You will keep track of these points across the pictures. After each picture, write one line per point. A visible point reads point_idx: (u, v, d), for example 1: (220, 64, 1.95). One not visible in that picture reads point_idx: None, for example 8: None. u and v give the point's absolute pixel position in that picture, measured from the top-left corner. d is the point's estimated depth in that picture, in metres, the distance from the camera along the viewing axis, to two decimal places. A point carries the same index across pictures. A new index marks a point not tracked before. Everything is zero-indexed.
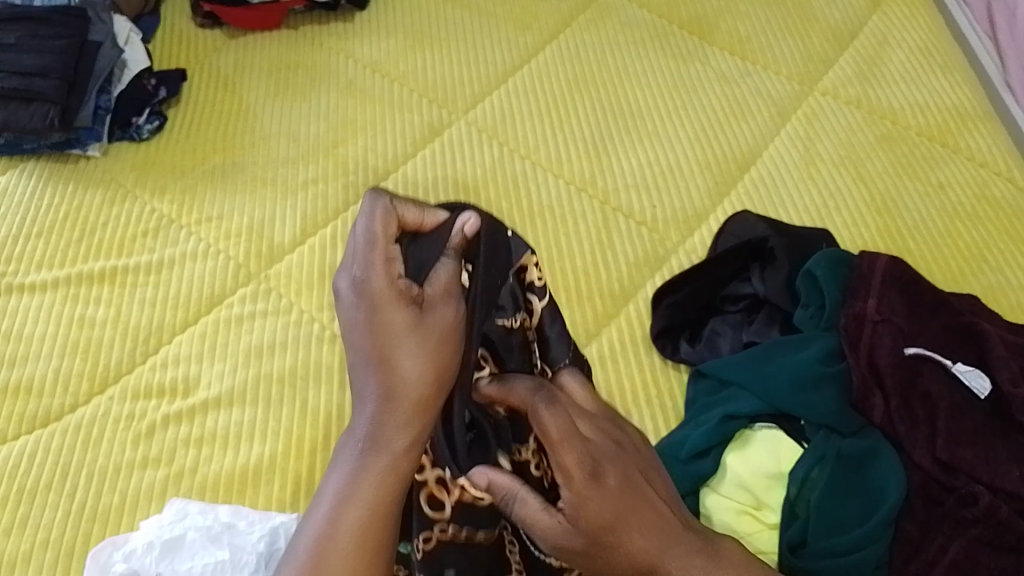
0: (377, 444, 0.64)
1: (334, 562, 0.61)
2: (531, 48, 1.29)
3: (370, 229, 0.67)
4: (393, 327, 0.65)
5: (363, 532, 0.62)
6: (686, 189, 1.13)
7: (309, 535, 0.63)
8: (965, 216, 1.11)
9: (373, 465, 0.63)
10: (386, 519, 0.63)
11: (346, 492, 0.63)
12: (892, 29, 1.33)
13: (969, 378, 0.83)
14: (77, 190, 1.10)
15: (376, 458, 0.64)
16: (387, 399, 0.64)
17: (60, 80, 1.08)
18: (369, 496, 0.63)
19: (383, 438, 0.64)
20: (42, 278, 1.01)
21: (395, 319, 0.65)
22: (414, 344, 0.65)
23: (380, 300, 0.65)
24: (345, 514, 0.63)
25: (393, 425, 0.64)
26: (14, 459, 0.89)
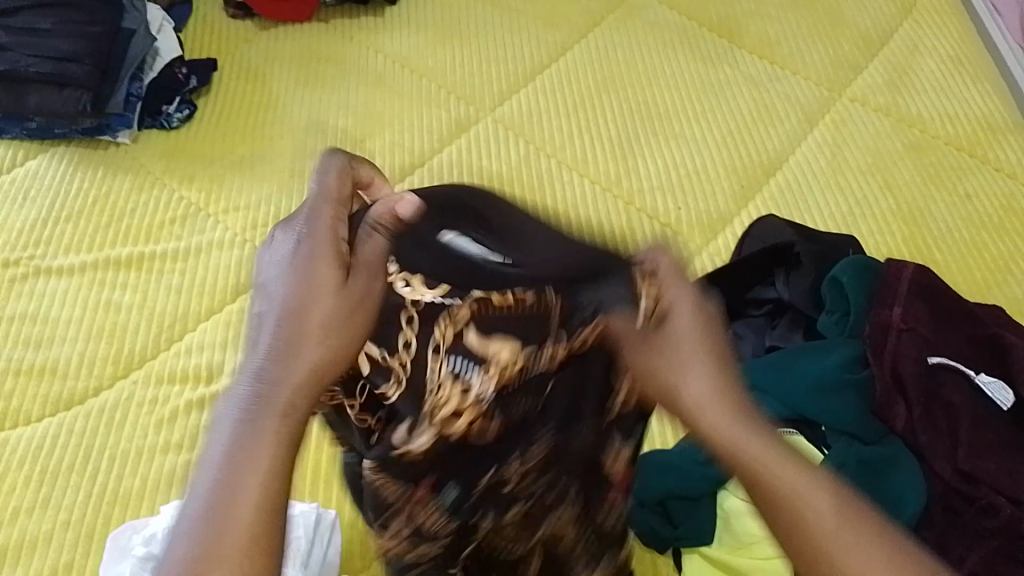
0: (271, 407, 0.50)
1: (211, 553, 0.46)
2: (559, 48, 1.29)
3: (323, 184, 0.56)
4: (313, 281, 0.52)
5: (250, 513, 0.47)
6: (711, 193, 1.13)
7: (182, 529, 0.47)
8: (992, 227, 1.10)
9: (260, 427, 0.49)
10: (275, 514, 0.48)
11: (227, 478, 0.48)
12: (923, 37, 1.32)
13: (992, 390, 0.82)
14: (106, 176, 1.12)
15: (267, 429, 0.49)
16: (283, 364, 0.51)
17: (93, 68, 1.10)
18: (253, 483, 0.48)
19: (275, 405, 0.50)
20: (69, 262, 1.03)
21: (323, 276, 0.53)
22: (335, 300, 0.52)
23: (310, 252, 0.53)
24: (224, 505, 0.47)
25: (290, 391, 0.50)
26: (38, 440, 0.90)
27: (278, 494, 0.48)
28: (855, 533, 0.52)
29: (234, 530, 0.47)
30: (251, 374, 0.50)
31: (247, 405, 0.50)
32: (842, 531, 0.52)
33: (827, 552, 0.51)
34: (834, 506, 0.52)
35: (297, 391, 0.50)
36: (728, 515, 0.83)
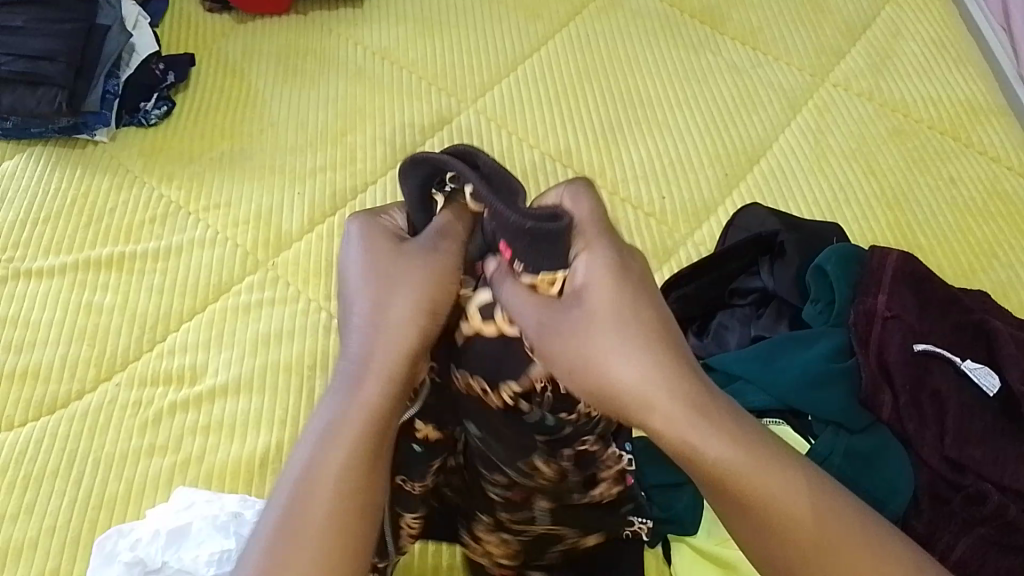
0: (351, 396, 0.63)
1: (309, 510, 0.61)
2: (541, 37, 1.28)
3: (381, 240, 0.69)
4: (401, 318, 0.65)
5: (340, 482, 0.62)
6: (697, 182, 1.12)
7: (280, 500, 0.62)
8: (976, 211, 1.10)
9: (351, 414, 0.63)
10: (353, 499, 0.62)
11: (308, 480, 0.62)
12: (906, 21, 1.31)
13: (979, 376, 0.82)
14: (85, 175, 1.10)
15: (345, 432, 0.63)
16: (371, 361, 0.64)
17: (67, 66, 1.09)
18: (334, 475, 0.62)
19: (357, 410, 0.63)
20: (50, 264, 1.01)
21: (410, 314, 0.65)
22: (407, 293, 0.66)
23: (384, 286, 0.66)
24: (314, 496, 0.61)
25: (366, 397, 0.63)
26: (21, 446, 0.89)
27: (366, 469, 0.63)
28: (826, 532, 0.57)
29: (327, 509, 0.61)
30: (350, 368, 0.64)
31: (350, 394, 0.64)
32: (817, 539, 0.57)
33: (800, 563, 0.57)
34: (806, 494, 0.57)
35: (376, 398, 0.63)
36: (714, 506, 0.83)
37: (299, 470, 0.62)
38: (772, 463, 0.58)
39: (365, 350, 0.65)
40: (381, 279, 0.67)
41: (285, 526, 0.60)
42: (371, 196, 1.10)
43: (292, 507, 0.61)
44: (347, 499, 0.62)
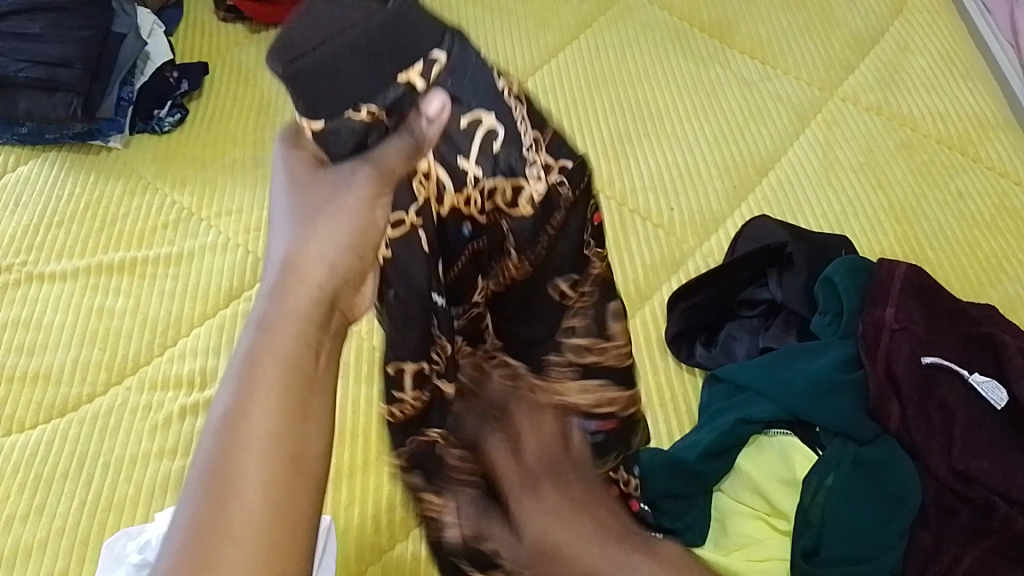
0: (259, 364, 0.50)
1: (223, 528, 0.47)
2: (551, 49, 1.29)
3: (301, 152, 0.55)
4: (317, 258, 0.52)
5: (268, 481, 0.48)
6: (705, 193, 1.13)
7: (179, 518, 0.48)
8: (984, 224, 1.11)
9: (260, 388, 0.49)
10: (280, 504, 0.48)
11: (220, 471, 0.48)
12: (914, 36, 1.32)
13: (986, 390, 0.82)
14: (98, 180, 1.11)
15: (268, 382, 0.50)
16: (282, 312, 0.51)
17: (82, 71, 1.10)
18: (255, 471, 0.48)
19: (277, 354, 0.50)
20: (63, 268, 1.02)
21: (340, 234, 0.52)
22: (333, 225, 0.53)
23: (311, 215, 0.53)
24: (229, 511, 0.47)
25: (288, 336, 0.51)
26: (32, 448, 0.89)
27: (287, 456, 0.49)
28: None
29: (252, 516, 0.47)
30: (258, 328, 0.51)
31: (252, 359, 0.50)
32: None
33: None
34: None
35: (299, 341, 0.51)
36: (723, 518, 0.84)
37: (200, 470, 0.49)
38: None
39: (284, 282, 0.52)
40: (306, 207, 0.53)
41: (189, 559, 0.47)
42: None
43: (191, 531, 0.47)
44: (274, 497, 0.48)
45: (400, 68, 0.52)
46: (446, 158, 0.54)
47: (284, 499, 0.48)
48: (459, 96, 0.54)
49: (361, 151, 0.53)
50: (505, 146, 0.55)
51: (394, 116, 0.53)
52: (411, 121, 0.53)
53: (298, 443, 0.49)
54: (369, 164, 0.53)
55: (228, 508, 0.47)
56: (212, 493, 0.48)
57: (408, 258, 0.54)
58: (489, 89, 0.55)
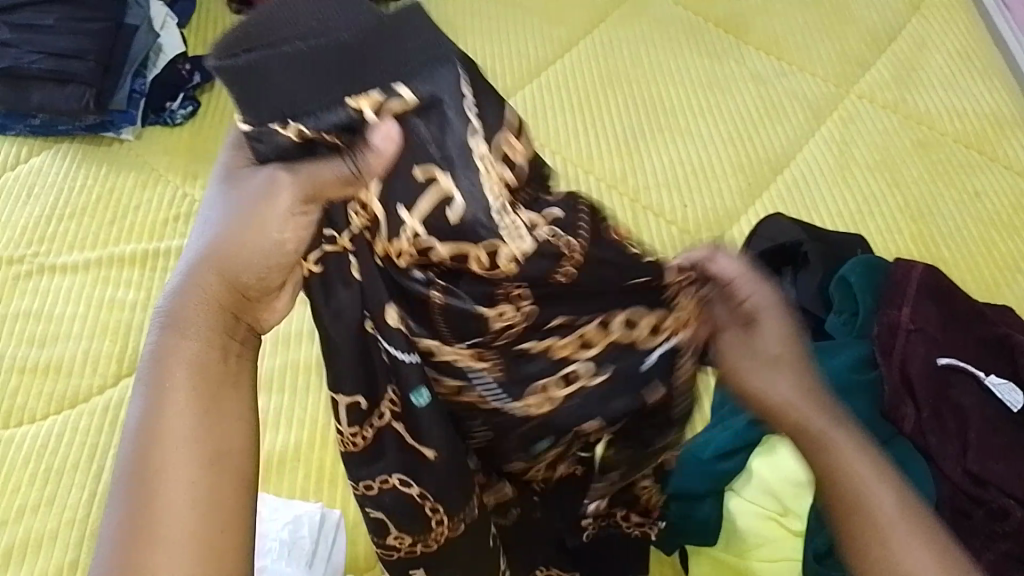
0: (165, 370, 0.46)
1: (154, 543, 0.43)
2: (565, 44, 1.29)
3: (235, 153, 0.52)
4: (238, 253, 0.49)
5: (195, 487, 0.44)
6: (718, 190, 1.12)
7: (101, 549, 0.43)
8: (1000, 224, 1.09)
9: (170, 394, 0.46)
10: (214, 507, 0.45)
11: (139, 485, 0.44)
12: (931, 33, 1.31)
13: (1002, 392, 0.81)
14: (110, 173, 1.11)
15: (178, 379, 0.46)
16: (186, 316, 0.48)
17: (96, 63, 1.10)
18: (180, 478, 0.44)
19: (185, 353, 0.47)
20: (74, 259, 1.02)
21: (261, 235, 0.49)
22: (255, 223, 0.49)
23: (236, 209, 0.49)
24: (152, 526, 0.43)
25: (194, 335, 0.48)
26: (42, 439, 0.90)
27: (213, 454, 0.46)
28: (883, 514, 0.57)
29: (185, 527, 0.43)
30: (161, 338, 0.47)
31: (155, 369, 0.47)
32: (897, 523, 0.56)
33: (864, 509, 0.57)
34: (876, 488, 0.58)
35: (210, 339, 0.48)
36: (735, 518, 0.82)
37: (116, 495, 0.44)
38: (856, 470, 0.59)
39: (194, 284, 0.48)
40: (227, 204, 0.50)
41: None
42: None
43: (113, 554, 0.43)
44: (206, 501, 0.44)
45: (348, 91, 0.48)
46: (397, 202, 0.50)
47: (211, 496, 0.45)
48: (420, 137, 0.49)
49: (285, 160, 0.50)
50: (469, 205, 0.49)
51: (349, 138, 0.49)
52: (363, 151, 0.49)
53: (222, 446, 0.46)
54: (291, 173, 0.49)
55: (151, 530, 0.43)
56: (133, 501, 0.43)
57: (338, 275, 0.53)
58: (458, 123, 0.49)
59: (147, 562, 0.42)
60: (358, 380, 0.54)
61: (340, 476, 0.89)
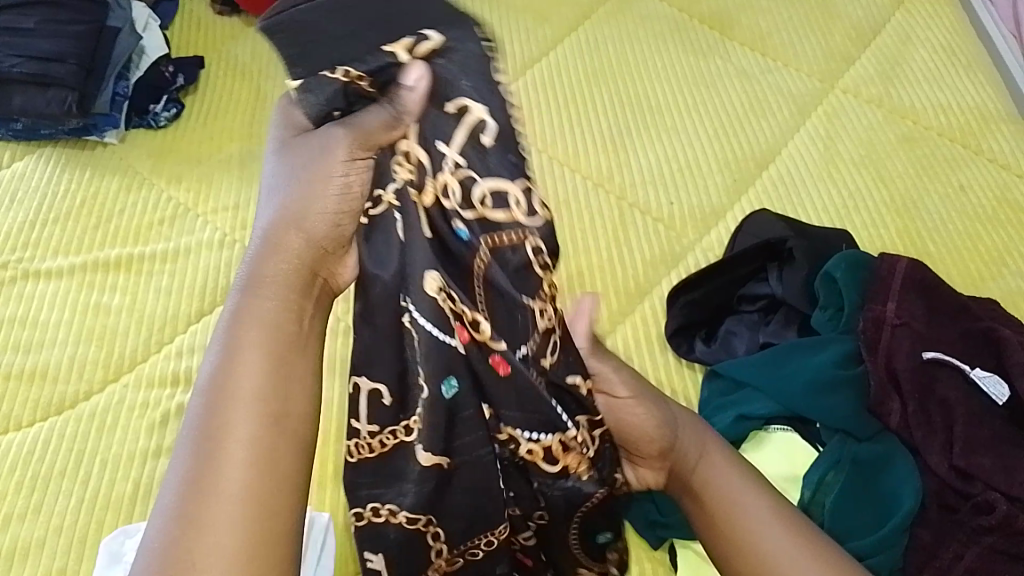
0: (244, 327, 0.54)
1: (215, 474, 0.50)
2: (550, 41, 1.28)
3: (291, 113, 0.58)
4: (309, 200, 0.56)
5: (254, 436, 0.52)
6: (704, 187, 1.12)
7: (169, 471, 0.51)
8: (986, 218, 1.10)
9: (245, 351, 0.54)
10: (270, 457, 0.52)
11: (212, 424, 0.51)
12: (916, 27, 1.31)
13: (987, 384, 0.81)
14: (93, 176, 1.10)
15: (252, 339, 0.54)
16: (260, 277, 0.56)
17: (78, 67, 1.09)
18: (245, 426, 0.52)
19: (261, 316, 0.55)
20: (59, 265, 1.02)
21: (325, 176, 0.55)
22: (307, 158, 0.56)
23: (290, 152, 0.57)
24: (217, 459, 0.50)
25: (270, 295, 0.55)
26: (29, 446, 0.89)
27: (276, 414, 0.53)
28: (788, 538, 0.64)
29: (243, 467, 0.51)
30: (240, 296, 0.55)
31: (236, 324, 0.55)
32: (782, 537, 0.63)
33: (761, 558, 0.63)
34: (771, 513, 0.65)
35: (282, 300, 0.55)
36: None
37: (190, 426, 0.52)
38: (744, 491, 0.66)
39: (270, 245, 0.56)
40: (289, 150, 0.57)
41: (179, 499, 0.49)
42: None
43: (182, 472, 0.50)
44: (264, 449, 0.51)
45: (387, 37, 0.53)
46: (437, 138, 0.55)
47: (269, 448, 0.52)
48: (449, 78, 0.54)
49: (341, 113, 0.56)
50: (500, 142, 0.55)
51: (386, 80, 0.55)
52: (401, 93, 0.54)
53: (284, 404, 0.53)
54: (342, 124, 0.55)
55: (215, 461, 0.50)
56: (203, 435, 0.51)
57: (389, 231, 0.58)
58: (479, 58, 0.54)
59: (208, 484, 0.50)
60: (390, 365, 0.59)
61: (328, 478, 0.88)
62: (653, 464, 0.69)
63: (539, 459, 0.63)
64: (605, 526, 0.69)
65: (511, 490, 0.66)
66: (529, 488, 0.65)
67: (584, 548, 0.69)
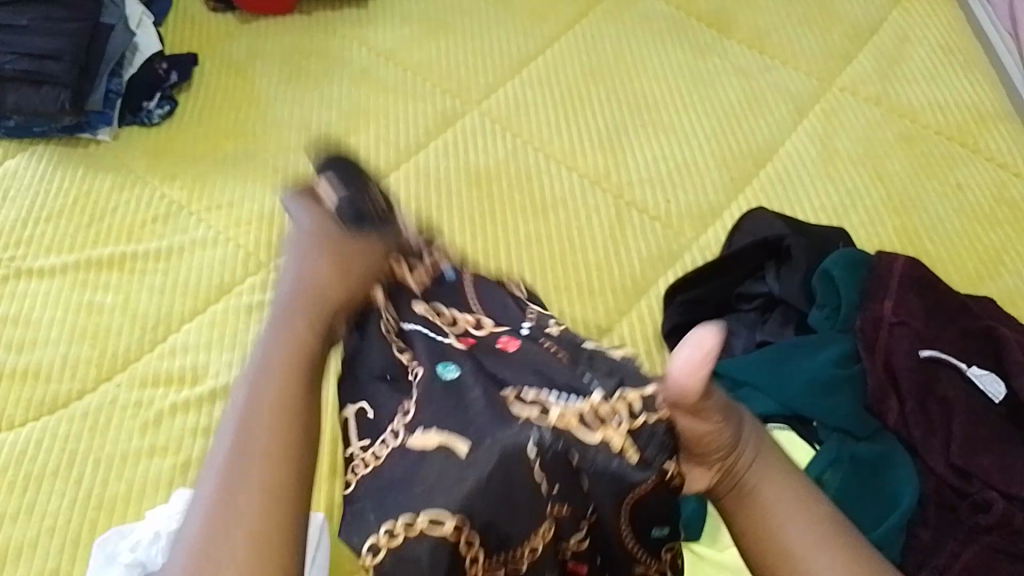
0: (292, 333, 0.64)
1: (267, 454, 0.57)
2: (547, 39, 1.28)
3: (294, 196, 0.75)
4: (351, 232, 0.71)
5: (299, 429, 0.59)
6: (702, 185, 1.12)
7: (217, 456, 0.57)
8: (983, 217, 1.09)
9: (292, 363, 0.62)
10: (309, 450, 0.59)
11: (259, 420, 0.58)
12: (913, 26, 1.31)
13: (985, 383, 0.81)
14: (87, 174, 1.10)
15: (297, 344, 0.63)
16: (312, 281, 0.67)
17: (72, 64, 1.08)
18: (293, 422, 0.59)
19: (305, 325, 0.64)
20: (52, 264, 1.01)
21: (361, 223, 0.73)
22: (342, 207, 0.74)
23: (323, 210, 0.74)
24: (267, 446, 0.57)
25: (320, 304, 0.66)
26: (21, 445, 0.88)
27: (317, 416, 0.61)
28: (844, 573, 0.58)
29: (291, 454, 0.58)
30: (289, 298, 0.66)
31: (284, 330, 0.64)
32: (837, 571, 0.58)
33: None
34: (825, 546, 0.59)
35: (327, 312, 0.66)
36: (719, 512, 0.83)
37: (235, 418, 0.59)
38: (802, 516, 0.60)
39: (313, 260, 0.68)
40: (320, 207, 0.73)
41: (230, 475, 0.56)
42: None
43: (232, 454, 0.57)
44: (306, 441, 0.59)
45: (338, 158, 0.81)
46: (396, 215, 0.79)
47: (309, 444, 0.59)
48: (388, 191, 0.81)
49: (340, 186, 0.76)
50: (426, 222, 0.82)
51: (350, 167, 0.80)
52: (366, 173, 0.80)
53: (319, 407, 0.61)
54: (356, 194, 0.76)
55: (266, 449, 0.57)
56: (253, 425, 0.58)
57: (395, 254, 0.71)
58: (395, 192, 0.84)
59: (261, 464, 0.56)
60: (379, 388, 0.65)
61: (323, 478, 0.88)
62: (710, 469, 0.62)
63: (573, 425, 0.58)
64: (660, 521, 0.60)
65: (557, 484, 0.56)
66: (569, 474, 0.56)
67: (642, 546, 0.60)
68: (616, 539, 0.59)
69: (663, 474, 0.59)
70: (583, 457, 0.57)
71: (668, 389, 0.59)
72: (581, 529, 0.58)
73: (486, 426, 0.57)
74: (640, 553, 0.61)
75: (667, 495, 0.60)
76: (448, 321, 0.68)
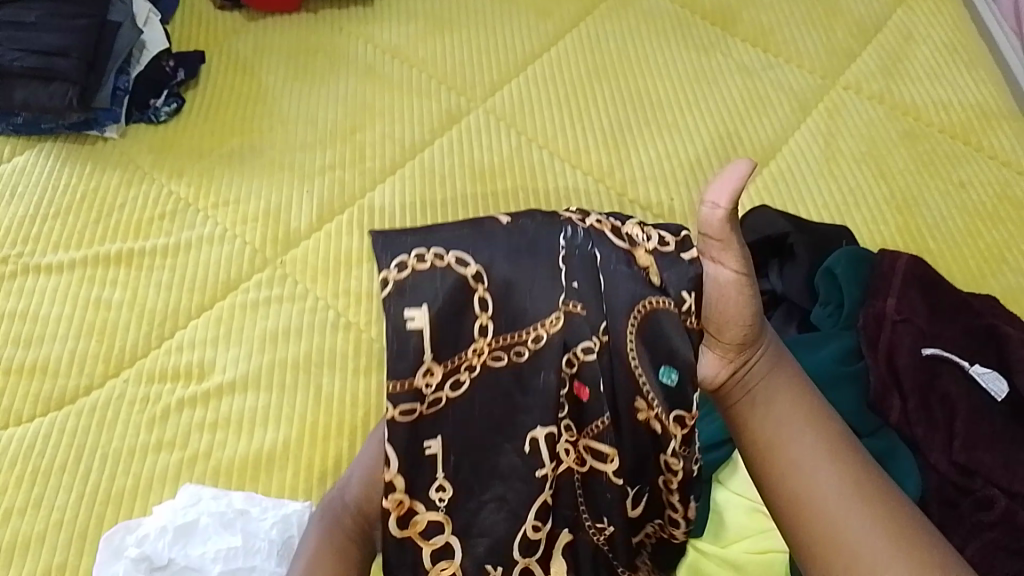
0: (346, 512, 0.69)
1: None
2: (551, 37, 1.28)
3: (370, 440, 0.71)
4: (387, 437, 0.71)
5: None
6: (706, 183, 1.12)
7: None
8: (986, 215, 1.10)
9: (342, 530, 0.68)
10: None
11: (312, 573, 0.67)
12: (917, 24, 1.31)
13: (987, 381, 0.81)
14: (95, 171, 1.10)
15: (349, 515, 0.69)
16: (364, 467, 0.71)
17: (79, 61, 1.09)
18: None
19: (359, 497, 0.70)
20: (59, 260, 1.02)
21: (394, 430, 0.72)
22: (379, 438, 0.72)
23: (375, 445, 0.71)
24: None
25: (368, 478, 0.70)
26: (29, 440, 0.89)
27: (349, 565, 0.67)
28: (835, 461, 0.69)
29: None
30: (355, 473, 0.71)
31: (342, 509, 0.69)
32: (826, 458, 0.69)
33: (796, 477, 0.69)
34: (819, 443, 0.70)
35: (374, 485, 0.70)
36: (721, 509, 0.83)
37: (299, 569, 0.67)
38: (805, 419, 0.72)
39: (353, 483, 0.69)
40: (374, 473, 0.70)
41: None
42: (379, 195, 1.10)
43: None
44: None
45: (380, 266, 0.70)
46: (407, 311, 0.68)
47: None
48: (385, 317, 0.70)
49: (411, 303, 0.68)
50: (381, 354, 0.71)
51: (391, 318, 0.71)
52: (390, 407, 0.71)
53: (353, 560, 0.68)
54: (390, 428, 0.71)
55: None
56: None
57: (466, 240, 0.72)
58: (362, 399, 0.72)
59: None
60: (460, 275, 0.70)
61: (329, 471, 0.89)
62: (726, 355, 0.75)
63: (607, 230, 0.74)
64: (667, 360, 0.71)
65: (576, 281, 0.71)
66: (592, 272, 0.71)
67: (653, 387, 0.70)
68: (625, 367, 0.70)
69: (680, 302, 0.72)
70: (606, 261, 0.72)
71: (710, 231, 0.71)
72: (591, 350, 0.69)
73: (538, 239, 0.73)
74: (647, 394, 0.70)
75: (672, 326, 0.71)
76: (578, 217, 0.75)
